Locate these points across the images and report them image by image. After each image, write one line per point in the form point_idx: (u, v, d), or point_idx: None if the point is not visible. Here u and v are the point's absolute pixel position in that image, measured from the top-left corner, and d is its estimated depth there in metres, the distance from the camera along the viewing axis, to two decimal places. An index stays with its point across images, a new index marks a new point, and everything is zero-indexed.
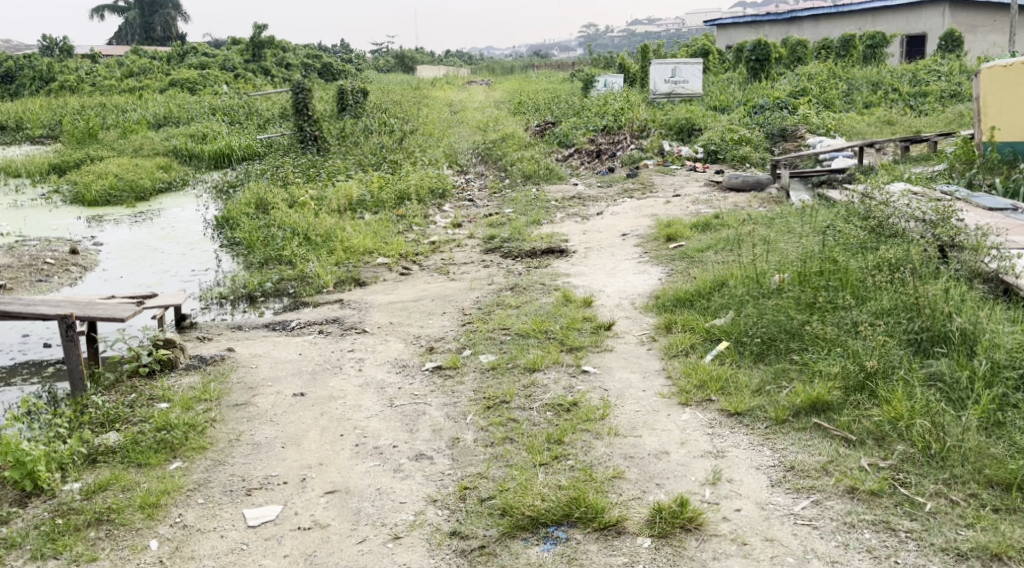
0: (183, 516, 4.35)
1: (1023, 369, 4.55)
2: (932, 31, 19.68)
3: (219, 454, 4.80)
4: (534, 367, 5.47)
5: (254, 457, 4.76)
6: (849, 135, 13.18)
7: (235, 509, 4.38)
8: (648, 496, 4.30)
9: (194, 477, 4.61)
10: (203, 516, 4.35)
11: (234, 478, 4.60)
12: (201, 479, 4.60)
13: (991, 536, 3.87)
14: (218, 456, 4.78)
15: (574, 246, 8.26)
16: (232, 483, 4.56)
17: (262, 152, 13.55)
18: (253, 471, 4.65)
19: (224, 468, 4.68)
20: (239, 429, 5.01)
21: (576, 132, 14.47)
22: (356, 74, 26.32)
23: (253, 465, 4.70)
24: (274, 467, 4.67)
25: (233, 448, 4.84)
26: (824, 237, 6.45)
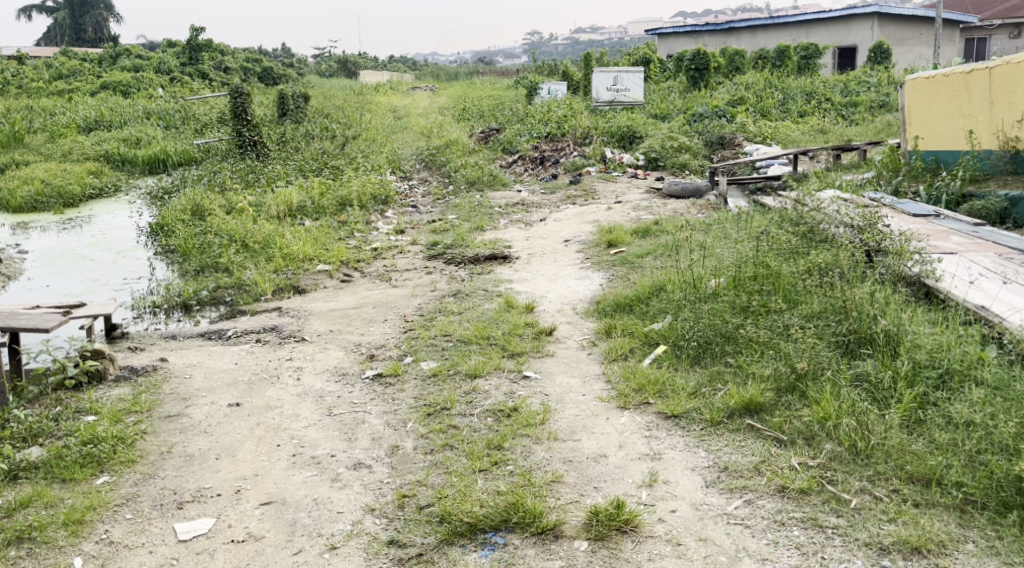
0: (109, 532, 4.30)
1: (942, 369, 4.72)
2: (862, 43, 20.36)
3: (150, 467, 4.75)
4: (475, 373, 5.50)
5: (187, 470, 4.73)
6: (785, 143, 13.49)
7: (165, 524, 4.35)
8: (585, 500, 4.36)
9: (123, 492, 4.56)
10: (131, 531, 4.31)
11: (166, 491, 4.56)
12: (130, 493, 4.55)
13: (912, 530, 4.00)
14: (149, 469, 4.73)
15: (517, 252, 8.32)
16: (163, 497, 4.52)
17: (200, 157, 13.37)
18: (185, 484, 4.61)
19: (154, 481, 4.64)
20: (171, 442, 4.97)
21: (519, 139, 14.57)
22: (297, 79, 26.09)
23: (185, 478, 4.66)
24: (207, 479, 4.64)
25: (164, 461, 4.80)
26: (757, 243, 6.60)
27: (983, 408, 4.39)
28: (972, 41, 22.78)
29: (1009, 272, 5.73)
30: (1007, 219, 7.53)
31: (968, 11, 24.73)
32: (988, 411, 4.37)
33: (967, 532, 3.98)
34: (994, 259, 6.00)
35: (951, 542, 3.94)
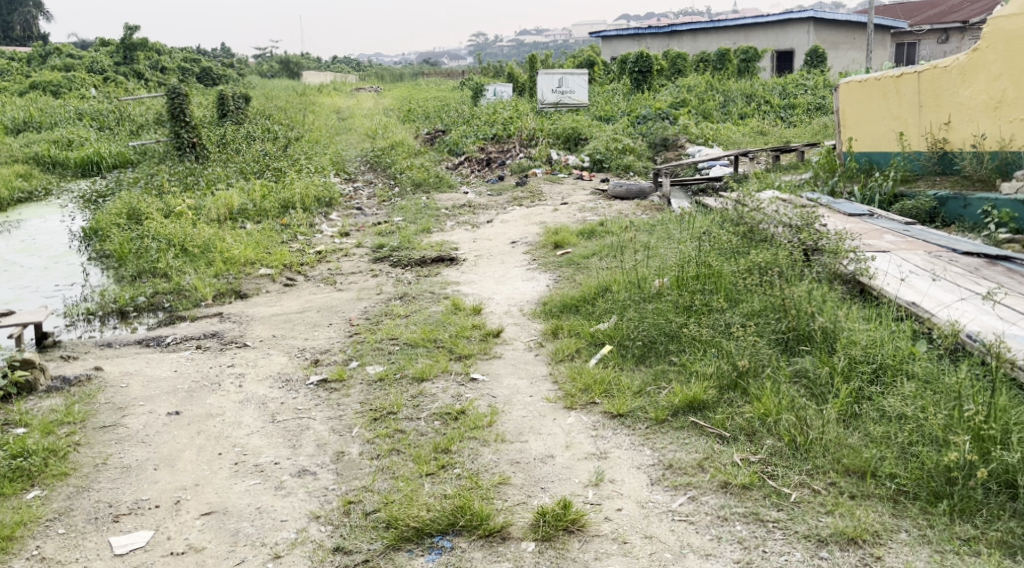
0: (40, 548, 4.25)
1: (876, 364, 4.86)
2: (798, 47, 20.78)
3: (83, 480, 4.69)
4: (422, 377, 5.52)
5: (123, 481, 4.67)
6: (726, 145, 13.74)
7: (100, 538, 4.30)
8: (532, 501, 4.40)
9: (55, 506, 4.50)
10: (64, 546, 4.26)
11: (101, 504, 4.51)
12: (62, 507, 4.49)
13: (848, 521, 4.11)
14: (82, 482, 4.67)
15: (464, 254, 8.35)
16: (98, 510, 4.47)
17: (136, 159, 13.15)
18: (121, 496, 4.56)
19: (88, 494, 4.58)
20: (106, 452, 4.91)
21: (465, 141, 14.59)
22: (237, 80, 25.79)
23: (121, 490, 4.61)
24: (145, 491, 4.60)
25: (99, 473, 4.74)
26: (699, 243, 6.73)
27: (915, 401, 4.53)
28: (904, 46, 23.40)
29: (938, 269, 5.92)
30: (936, 218, 7.77)
31: (899, 17, 25.46)
32: (919, 404, 4.50)
33: (900, 521, 4.09)
34: (924, 257, 6.19)
35: (886, 531, 4.05)
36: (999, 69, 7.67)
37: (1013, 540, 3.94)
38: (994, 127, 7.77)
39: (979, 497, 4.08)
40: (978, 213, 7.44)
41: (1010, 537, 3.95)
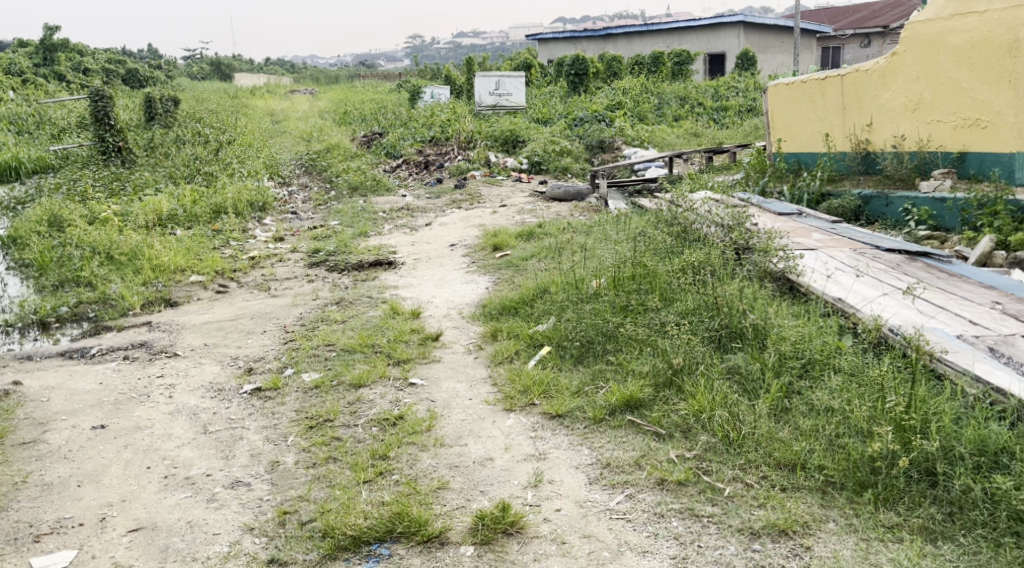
0: None
1: (806, 359, 4.97)
2: (730, 50, 21.15)
3: (1, 500, 4.58)
4: (359, 383, 5.48)
5: (44, 500, 4.57)
6: (661, 146, 13.95)
7: (20, 559, 4.20)
8: (471, 504, 4.41)
9: None
10: None
11: (20, 524, 4.41)
12: None
13: (779, 513, 4.18)
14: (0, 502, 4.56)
15: (402, 257, 8.32)
16: (18, 530, 4.37)
17: (57, 165, 12.79)
18: (42, 515, 4.46)
19: (7, 515, 4.47)
20: (26, 470, 4.79)
21: (403, 143, 14.53)
22: (163, 83, 25.24)
23: (42, 509, 4.50)
24: (68, 509, 4.50)
25: (18, 492, 4.63)
26: (635, 245, 6.82)
27: (841, 395, 4.65)
28: (829, 50, 24.05)
29: (862, 266, 6.08)
30: (861, 216, 8.07)
31: (823, 21, 26.14)
32: (846, 397, 4.62)
33: (828, 512, 4.18)
34: (849, 254, 6.35)
35: (814, 522, 4.14)
36: (916, 72, 7.95)
37: (934, 526, 4.04)
38: (913, 127, 8.04)
39: (901, 485, 4.19)
40: (899, 212, 7.76)
41: (932, 522, 4.06)
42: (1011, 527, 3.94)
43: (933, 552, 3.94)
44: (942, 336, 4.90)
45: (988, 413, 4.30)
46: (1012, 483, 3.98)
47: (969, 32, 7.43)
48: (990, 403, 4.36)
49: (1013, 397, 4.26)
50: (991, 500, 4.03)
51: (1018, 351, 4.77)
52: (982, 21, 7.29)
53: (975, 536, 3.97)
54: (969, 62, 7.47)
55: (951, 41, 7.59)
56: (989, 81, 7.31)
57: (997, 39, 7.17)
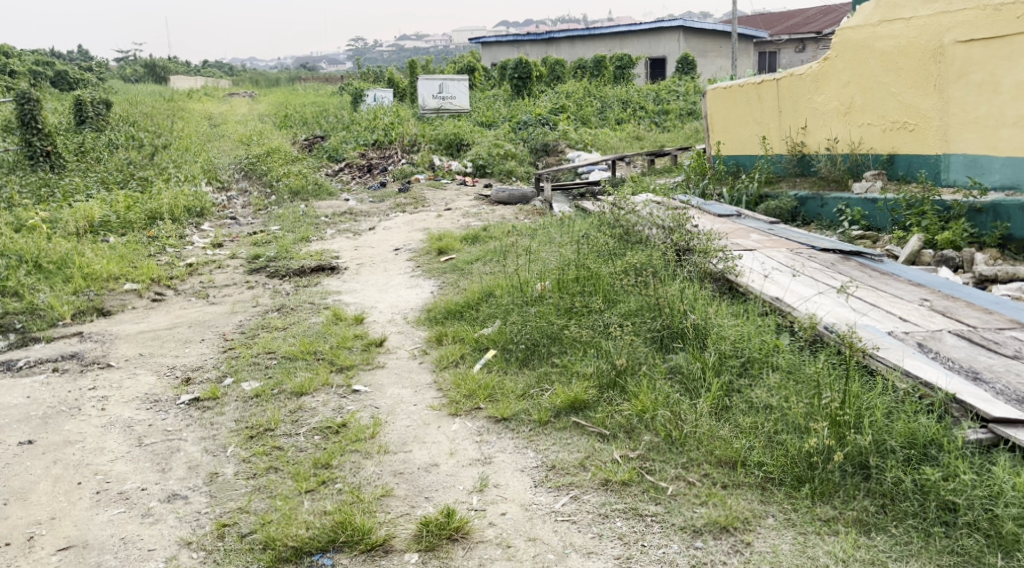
0: None
1: (745, 358, 5.03)
2: (670, 55, 21.48)
3: None
4: (301, 391, 5.42)
5: None
6: (604, 149, 14.07)
7: None
8: (415, 511, 4.38)
9: None
10: None
11: None
12: None
13: (720, 511, 4.22)
14: None
15: (345, 262, 8.26)
16: None
17: None
18: None
19: None
20: None
21: (345, 147, 14.42)
22: (95, 85, 24.63)
23: None
24: None
25: None
26: (578, 246, 6.87)
27: (779, 392, 4.70)
28: (765, 54, 24.48)
29: (798, 266, 6.19)
30: (798, 216, 8.37)
31: (759, 26, 26.63)
32: (783, 395, 4.68)
33: (768, 507, 4.22)
34: (787, 254, 6.47)
35: (754, 518, 4.17)
36: (846, 77, 8.29)
37: (868, 518, 4.10)
38: (845, 131, 8.36)
39: (837, 479, 4.24)
40: (834, 212, 7.99)
41: (865, 515, 4.11)
42: (940, 517, 4.01)
43: (867, 544, 3.99)
44: (874, 333, 5.00)
45: (917, 407, 4.37)
46: (940, 475, 4.06)
47: (897, 38, 7.76)
48: (918, 397, 4.43)
49: (939, 391, 4.35)
50: (921, 492, 4.10)
51: (945, 346, 4.87)
52: (909, 26, 7.61)
53: (906, 527, 4.03)
54: (897, 67, 7.80)
55: (879, 47, 7.93)
56: (915, 85, 7.65)
57: (922, 45, 7.51)
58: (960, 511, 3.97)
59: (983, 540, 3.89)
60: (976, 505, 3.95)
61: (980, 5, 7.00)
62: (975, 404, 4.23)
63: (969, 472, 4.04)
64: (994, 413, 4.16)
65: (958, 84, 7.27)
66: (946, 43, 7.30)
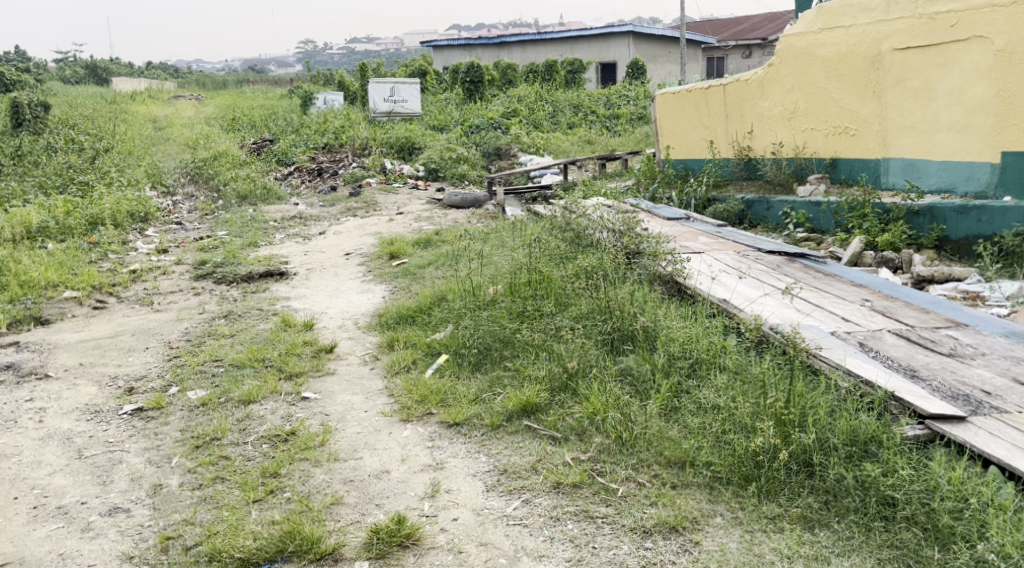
0: None
1: (693, 359, 5.08)
2: (621, 59, 21.81)
3: None
4: (249, 399, 5.34)
5: None
6: (556, 153, 14.12)
7: None
8: (366, 519, 4.33)
9: None
10: None
11: None
12: None
13: (670, 511, 4.23)
14: None
15: (295, 267, 8.17)
16: None
17: None
18: None
19: None
20: None
21: (295, 150, 14.26)
22: (32, 87, 24.06)
23: None
24: None
25: None
26: (530, 250, 6.88)
27: (726, 392, 4.73)
28: (713, 60, 24.77)
29: (745, 268, 6.28)
30: (745, 219, 8.47)
31: (706, 32, 27.01)
32: (730, 395, 4.71)
33: (716, 506, 4.24)
34: (734, 257, 6.54)
35: (703, 517, 4.18)
36: (790, 83, 8.50)
37: (812, 515, 4.11)
38: (790, 135, 8.58)
39: (782, 477, 4.26)
40: (780, 215, 8.11)
41: (809, 512, 4.13)
42: (880, 512, 4.03)
43: (811, 540, 4.00)
44: (817, 333, 5.06)
45: (857, 405, 4.42)
46: (880, 470, 4.09)
47: (838, 45, 8.03)
48: (859, 396, 4.49)
49: (880, 388, 4.41)
50: (861, 488, 4.12)
51: (885, 345, 4.95)
52: (849, 34, 7.90)
53: (847, 523, 4.05)
54: (838, 73, 8.06)
55: (821, 53, 8.18)
56: (856, 91, 7.92)
57: (861, 52, 7.79)
58: (899, 506, 3.99)
59: (921, 533, 3.90)
60: (914, 499, 3.97)
61: (915, 13, 7.32)
62: (913, 401, 4.29)
63: (907, 467, 4.07)
64: (931, 410, 4.21)
65: (896, 91, 7.58)
66: (884, 51, 7.60)
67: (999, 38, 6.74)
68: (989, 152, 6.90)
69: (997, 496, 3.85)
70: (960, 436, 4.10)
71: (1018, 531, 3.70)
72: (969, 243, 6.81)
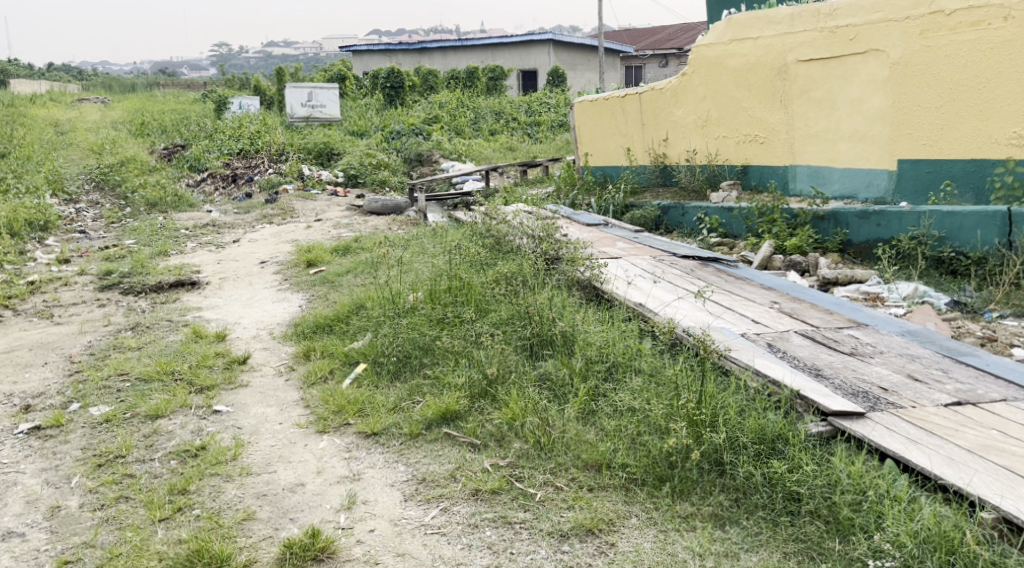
0: None
1: (610, 362, 5.12)
2: (541, 67, 22.02)
3: None
4: (156, 414, 5.16)
5: None
6: (478, 159, 14.13)
7: None
8: (279, 533, 4.21)
9: None
10: None
11: None
12: None
13: (586, 513, 4.20)
14: None
15: (207, 277, 7.97)
16: None
17: None
18: None
19: None
20: None
21: (208, 156, 13.93)
22: None
23: None
24: None
25: None
26: (450, 256, 6.83)
27: (641, 395, 4.77)
28: (631, 68, 25.11)
29: (660, 272, 6.35)
30: (661, 225, 8.57)
31: (624, 41, 27.43)
32: (645, 397, 4.74)
33: (631, 507, 4.23)
34: (650, 261, 6.61)
35: (618, 519, 4.17)
36: (703, 91, 8.64)
37: (723, 512, 4.12)
38: (703, 143, 8.72)
39: (694, 476, 4.28)
40: (694, 220, 8.22)
41: (720, 510, 4.14)
42: (786, 507, 4.06)
43: (722, 537, 4.01)
44: (727, 335, 5.13)
45: (765, 404, 4.48)
46: (786, 467, 4.12)
47: (746, 56, 8.18)
48: (767, 395, 4.55)
49: (785, 388, 4.47)
50: (769, 484, 4.15)
51: (792, 346, 5.04)
52: (756, 45, 8.06)
53: (756, 518, 4.07)
54: (747, 83, 8.21)
55: (731, 64, 8.32)
56: (765, 101, 8.08)
57: (768, 63, 7.96)
58: (803, 501, 4.03)
59: (823, 526, 3.94)
60: (817, 493, 4.01)
61: (817, 27, 7.53)
62: (816, 399, 4.35)
63: (811, 463, 4.12)
64: (833, 407, 4.27)
65: (801, 101, 7.78)
66: (789, 62, 7.80)
67: (894, 51, 6.99)
68: (887, 160, 7.17)
69: (893, 487, 3.91)
70: (860, 431, 4.17)
71: (912, 521, 3.75)
72: (870, 247, 7.03)
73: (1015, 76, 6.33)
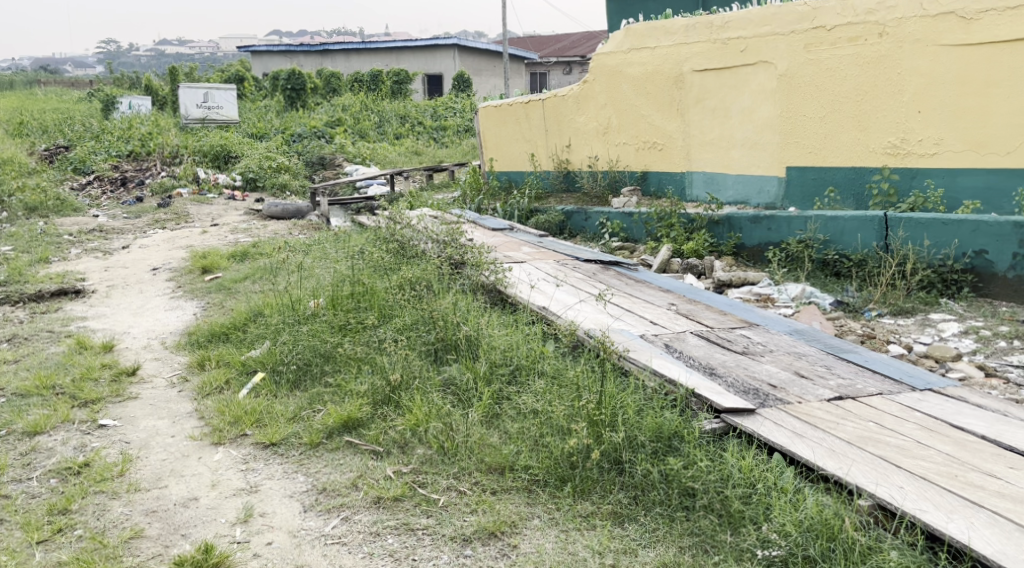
0: None
1: (514, 366, 5.10)
2: (446, 72, 21.98)
3: None
4: (35, 431, 4.92)
5: None
6: (382, 162, 14.01)
7: None
8: (170, 550, 4.04)
9: None
10: None
11: None
12: None
13: (489, 516, 4.15)
14: None
15: (93, 284, 7.66)
16: None
17: None
18: None
19: None
20: None
21: (95, 158, 13.42)
22: None
23: None
24: None
25: None
26: (353, 262, 6.72)
27: (544, 397, 4.77)
28: (536, 75, 25.25)
29: (562, 276, 6.37)
30: (565, 229, 8.61)
31: (529, 48, 27.59)
32: (548, 399, 4.74)
33: (534, 509, 4.20)
34: (554, 265, 6.63)
35: (521, 520, 4.14)
36: (603, 98, 8.72)
37: (622, 510, 4.13)
38: (605, 149, 8.80)
39: (595, 475, 4.28)
40: (596, 224, 8.28)
41: (619, 508, 4.15)
42: (682, 503, 4.09)
43: (621, 534, 4.02)
44: (626, 336, 5.17)
45: (662, 402, 4.52)
46: (682, 463, 4.15)
47: (644, 65, 8.29)
48: (664, 394, 4.59)
49: (680, 387, 4.52)
50: (665, 481, 4.17)
51: (689, 346, 5.11)
52: (653, 55, 8.18)
53: (653, 515, 4.08)
54: (645, 91, 8.32)
55: (630, 72, 8.42)
56: (662, 108, 8.21)
57: (664, 72, 8.09)
58: (697, 496, 4.06)
59: (716, 520, 3.98)
60: (710, 488, 4.05)
61: (709, 38, 7.69)
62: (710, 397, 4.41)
63: (705, 459, 4.16)
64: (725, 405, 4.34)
65: (696, 109, 7.93)
66: (684, 72, 7.94)
67: (782, 62, 7.20)
68: (776, 166, 7.37)
69: (780, 479, 3.99)
70: (750, 427, 4.24)
71: (797, 511, 3.81)
72: (762, 249, 7.20)
73: (891, 89, 6.62)
